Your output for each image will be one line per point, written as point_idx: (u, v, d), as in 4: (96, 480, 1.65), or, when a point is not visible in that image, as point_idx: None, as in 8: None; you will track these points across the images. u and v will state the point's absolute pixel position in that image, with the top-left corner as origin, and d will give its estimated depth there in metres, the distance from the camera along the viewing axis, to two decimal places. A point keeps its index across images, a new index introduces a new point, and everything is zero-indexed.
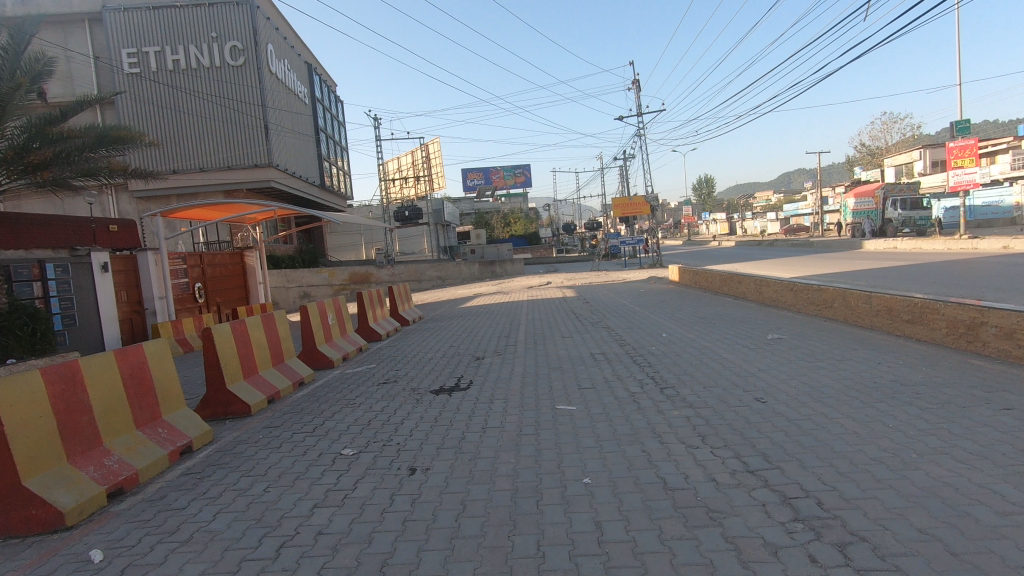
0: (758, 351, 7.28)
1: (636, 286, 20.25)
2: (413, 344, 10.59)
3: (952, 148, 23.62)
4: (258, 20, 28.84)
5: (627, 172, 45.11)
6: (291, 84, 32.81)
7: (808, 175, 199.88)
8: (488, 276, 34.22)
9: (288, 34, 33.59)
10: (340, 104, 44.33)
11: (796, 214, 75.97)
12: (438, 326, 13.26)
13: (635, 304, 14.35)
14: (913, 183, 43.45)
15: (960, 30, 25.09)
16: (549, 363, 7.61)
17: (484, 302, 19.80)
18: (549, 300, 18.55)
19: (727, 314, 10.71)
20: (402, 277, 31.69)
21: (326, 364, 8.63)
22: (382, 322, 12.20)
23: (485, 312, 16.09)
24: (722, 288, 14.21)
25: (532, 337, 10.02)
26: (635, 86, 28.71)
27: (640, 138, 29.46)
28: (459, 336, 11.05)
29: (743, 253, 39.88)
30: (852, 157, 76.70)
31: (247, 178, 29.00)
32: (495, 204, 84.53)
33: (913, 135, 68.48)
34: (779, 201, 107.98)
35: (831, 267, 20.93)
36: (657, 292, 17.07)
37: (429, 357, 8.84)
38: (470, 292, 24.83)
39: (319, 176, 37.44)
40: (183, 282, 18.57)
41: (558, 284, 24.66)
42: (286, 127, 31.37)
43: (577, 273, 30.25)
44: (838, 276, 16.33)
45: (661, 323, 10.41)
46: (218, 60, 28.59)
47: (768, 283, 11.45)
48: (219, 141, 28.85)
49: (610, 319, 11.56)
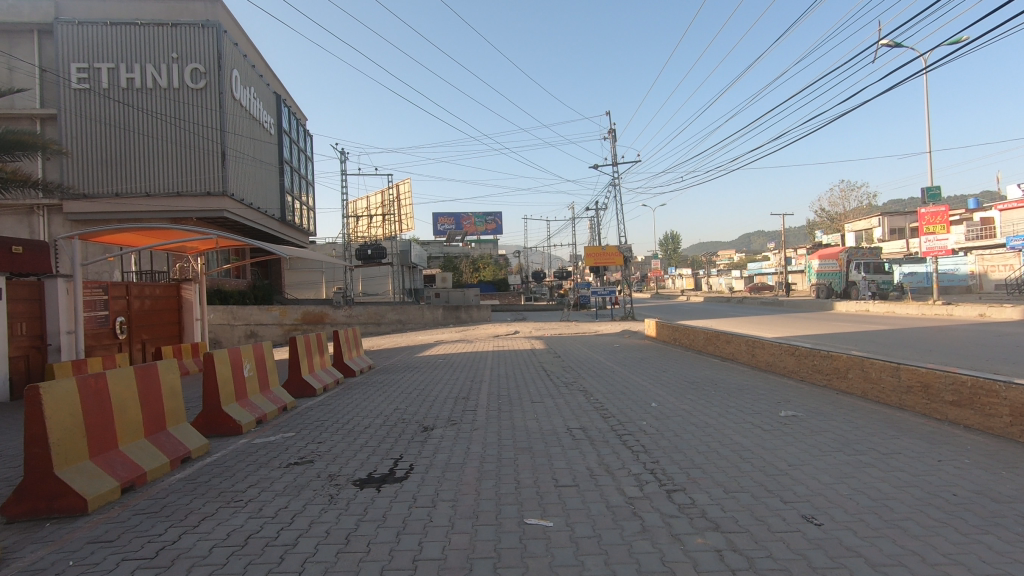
0: (776, 434, 5.84)
1: (611, 340, 18.96)
2: (353, 403, 8.71)
3: (924, 214, 23.58)
4: (224, 44, 27.60)
5: (599, 223, 44.88)
6: (256, 112, 31.39)
7: (769, 237, 207.68)
8: (453, 322, 32.48)
9: (258, 63, 32.44)
10: (309, 137, 42.98)
11: (760, 273, 77.55)
12: (390, 379, 11.41)
13: (611, 361, 12.93)
14: (874, 248, 44.46)
15: (928, 100, 25.63)
16: (517, 441, 5.96)
17: (444, 351, 18.08)
18: (517, 352, 16.97)
19: (720, 380, 9.33)
20: (361, 319, 29.74)
21: (231, 429, 6.77)
22: (321, 374, 10.39)
23: (445, 363, 14.33)
24: (707, 347, 12.95)
25: (497, 401, 8.34)
26: (611, 136, 28.33)
27: (615, 187, 29.08)
28: (411, 395, 9.25)
29: (714, 309, 39.48)
30: (813, 221, 79.39)
31: (198, 206, 27.10)
32: (465, 249, 83.74)
33: (869, 204, 71.49)
34: (742, 261, 110.91)
35: (810, 328, 20.12)
36: (635, 348, 15.76)
37: (367, 423, 7.03)
38: (430, 339, 23.02)
39: (280, 209, 35.64)
40: (101, 315, 16.34)
41: (525, 334, 23.17)
42: (246, 155, 29.75)
43: (547, 323, 28.95)
44: (824, 340, 15.33)
45: (647, 388, 8.94)
46: (177, 82, 27.06)
47: (763, 345, 10.21)
48: (171, 167, 27.03)
49: (586, 380, 10.03)
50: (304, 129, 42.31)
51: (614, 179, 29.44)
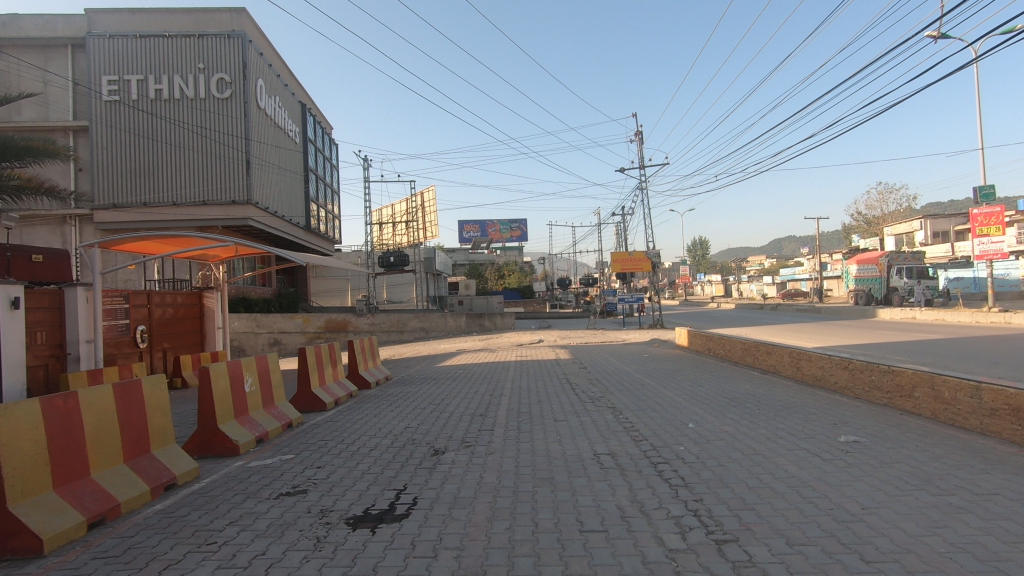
0: (837, 466, 5.02)
1: (640, 349, 18.09)
2: (363, 420, 8.14)
3: (976, 215, 22.05)
4: (249, 54, 27.78)
5: (626, 228, 43.88)
6: (281, 121, 31.55)
7: (802, 242, 202.23)
8: (476, 330, 31.91)
9: (283, 72, 32.67)
10: (335, 146, 43.17)
11: (794, 280, 75.09)
12: (406, 392, 10.81)
13: (641, 373, 12.12)
14: (918, 252, 42.36)
15: (979, 93, 24.09)
16: (538, 471, 5.24)
17: (466, 361, 17.48)
18: (541, 362, 16.26)
19: (764, 397, 8.47)
20: (383, 327, 29.42)
21: (228, 450, 6.23)
22: (333, 387, 9.87)
23: (465, 373, 13.72)
24: (745, 359, 12.03)
25: (517, 419, 7.65)
26: (638, 138, 27.49)
27: (643, 191, 28.20)
28: (425, 410, 8.63)
29: (747, 316, 38.05)
30: (849, 225, 76.58)
31: (224, 215, 27.21)
32: (491, 256, 83.40)
33: (909, 206, 68.61)
34: (774, 267, 107.91)
35: (855, 337, 18.83)
36: (666, 358, 14.91)
37: (373, 445, 6.42)
38: (452, 348, 22.47)
39: (305, 216, 35.73)
40: (121, 324, 16.26)
41: (550, 343, 22.42)
42: (270, 164, 29.82)
43: (573, 331, 28.12)
44: (872, 350, 14.18)
45: (682, 405, 8.15)
46: (203, 92, 27.32)
47: (811, 357, 9.30)
48: (197, 176, 27.23)
49: (615, 395, 9.28)
50: (330, 138, 42.52)
51: (641, 183, 28.57)
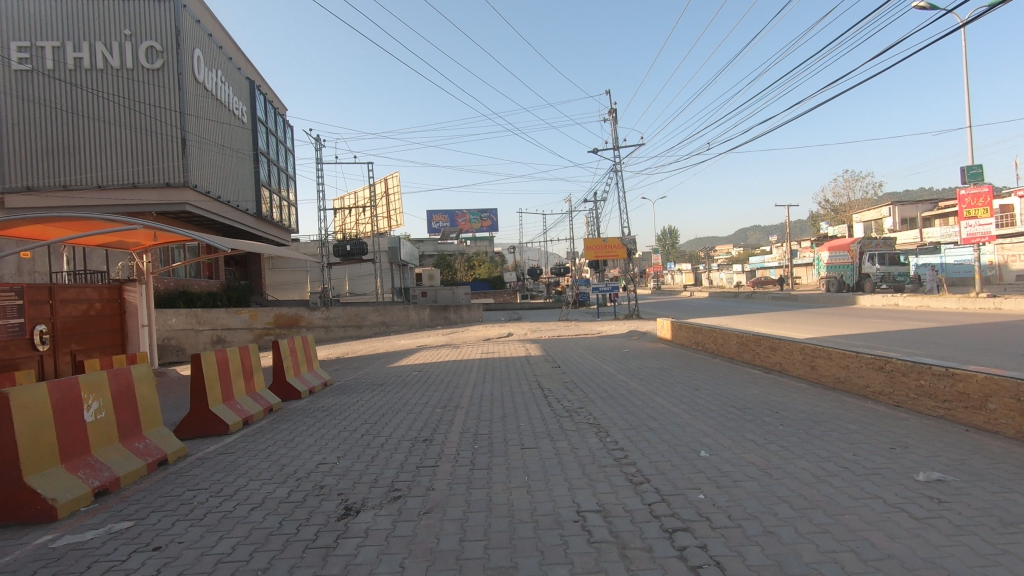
0: (945, 531, 3.33)
1: (618, 343, 16.44)
2: (271, 448, 6.12)
3: (964, 197, 21.05)
4: (183, 20, 24.91)
5: (598, 215, 42.42)
6: (223, 97, 28.70)
7: (769, 232, 205.42)
8: (441, 324, 29.91)
9: (226, 44, 29.81)
10: (289, 128, 40.25)
11: (763, 268, 75.12)
12: (345, 404, 8.77)
13: (623, 373, 10.38)
14: (888, 238, 42.18)
15: (965, 71, 23.14)
16: (493, 553, 3.35)
17: (426, 359, 15.55)
18: (510, 359, 14.46)
19: (781, 407, 6.80)
20: (340, 321, 27.17)
21: (39, 515, 4.21)
22: (243, 401, 7.80)
23: (420, 376, 11.74)
24: (743, 356, 10.45)
25: (473, 444, 5.76)
26: (611, 117, 25.88)
27: (617, 173, 26.64)
28: (357, 431, 6.65)
29: (722, 305, 37.11)
30: (817, 213, 77.02)
31: (158, 200, 24.49)
32: (460, 246, 81.10)
33: (875, 194, 69.25)
34: (741, 255, 108.68)
35: (845, 326, 17.54)
36: (649, 353, 13.31)
37: (261, 498, 4.44)
38: (412, 344, 20.48)
39: (255, 202, 33.00)
40: (14, 324, 13.72)
41: (519, 337, 20.61)
42: (212, 143, 27.09)
43: (544, 322, 26.45)
44: (874, 342, 12.83)
45: (683, 419, 6.41)
46: (130, 62, 24.40)
47: (830, 354, 7.72)
48: (125, 155, 24.41)
49: (598, 406, 7.48)
50: (284, 118, 39.56)
51: (615, 165, 26.91)
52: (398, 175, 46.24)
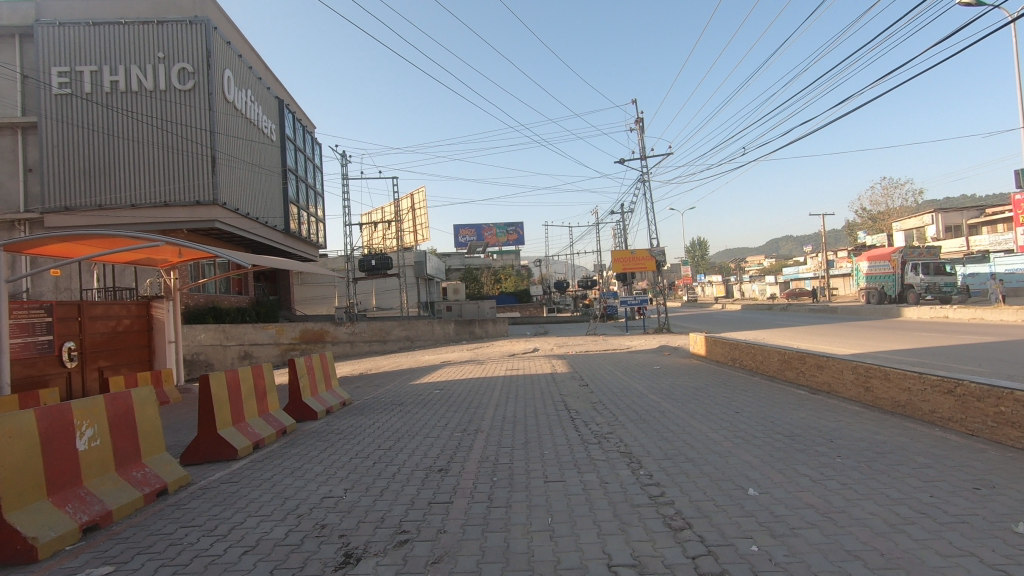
0: None
1: (648, 359, 15.74)
2: (276, 476, 5.71)
3: (1019, 201, 19.74)
4: (214, 41, 25.45)
5: (625, 227, 41.71)
6: (252, 116, 29.19)
7: (803, 242, 200.27)
8: (466, 338, 29.54)
9: (256, 64, 30.40)
10: (318, 146, 40.84)
11: (797, 279, 72.83)
12: (360, 425, 8.35)
13: (655, 392, 9.75)
14: (932, 247, 40.27)
15: (1017, 68, 21.89)
16: None
17: (449, 376, 15.13)
18: (536, 376, 13.92)
19: (834, 434, 6.12)
20: (365, 336, 27.04)
21: (16, 555, 3.85)
22: (255, 423, 7.45)
23: (442, 394, 11.30)
24: (785, 374, 9.70)
25: (491, 477, 5.23)
26: (638, 127, 25.34)
27: (645, 183, 26.02)
28: (369, 458, 6.20)
29: (757, 318, 35.81)
30: (853, 222, 74.51)
31: (188, 217, 24.88)
32: (487, 260, 81.03)
33: (916, 201, 66.64)
34: (774, 266, 105.91)
35: (892, 341, 16.48)
36: (683, 370, 12.60)
37: (256, 540, 4.01)
38: (437, 359, 20.14)
39: (283, 219, 33.39)
40: (42, 341, 13.83)
41: (546, 352, 20.06)
42: (241, 161, 27.50)
43: (571, 337, 25.83)
44: (929, 359, 11.87)
45: (725, 448, 5.79)
46: (163, 83, 24.99)
47: (888, 375, 6.98)
48: (157, 174, 24.93)
49: (629, 431, 6.90)
50: (312, 136, 40.15)
51: (642, 175, 26.29)
52: (424, 190, 46.43)
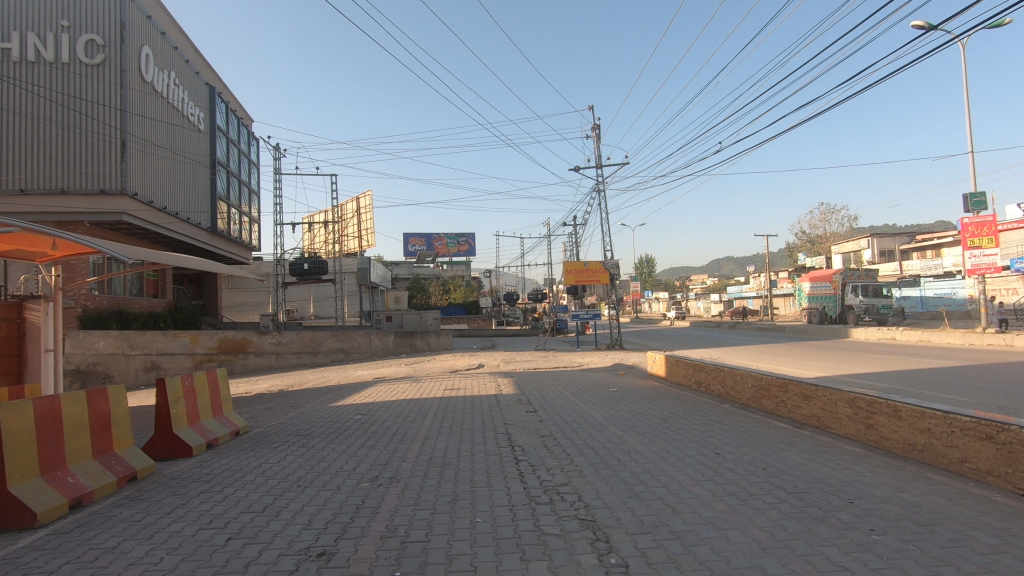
0: None
1: (602, 379, 14.38)
2: (64, 567, 3.71)
3: (967, 225, 19.79)
4: (130, 13, 22.69)
5: (578, 240, 40.77)
6: (176, 100, 26.35)
7: (744, 263, 207.83)
8: (406, 351, 27.42)
9: (183, 44, 27.65)
10: (255, 141, 37.93)
11: (740, 297, 74.39)
12: (241, 468, 6.33)
13: (615, 423, 8.25)
14: (870, 270, 41.43)
15: (966, 96, 22.16)
16: None
17: (380, 395, 13.25)
18: (477, 397, 12.25)
19: (848, 491, 4.76)
20: (293, 347, 24.59)
21: None
22: (81, 470, 5.40)
23: (362, 420, 9.40)
24: (762, 404, 8.45)
25: (392, 572, 3.48)
26: (594, 133, 24.35)
27: (600, 192, 25.05)
28: (225, 531, 4.26)
29: (706, 335, 35.49)
30: (793, 244, 77.09)
31: (90, 208, 21.86)
32: (436, 269, 78.79)
33: (851, 227, 69.62)
34: (717, 284, 108.82)
35: (850, 363, 15.79)
36: (641, 394, 11.29)
37: None
38: (370, 374, 18.11)
39: (210, 215, 30.41)
40: None
41: (491, 369, 18.39)
42: (159, 148, 24.62)
43: (519, 352, 24.34)
44: (902, 385, 10.99)
45: (719, 514, 4.32)
46: (67, 55, 22.01)
47: (898, 412, 5.75)
48: (54, 156, 21.86)
49: (589, 482, 5.31)
50: (249, 130, 37.28)
51: (597, 185, 25.17)
52: (371, 195, 44.14)
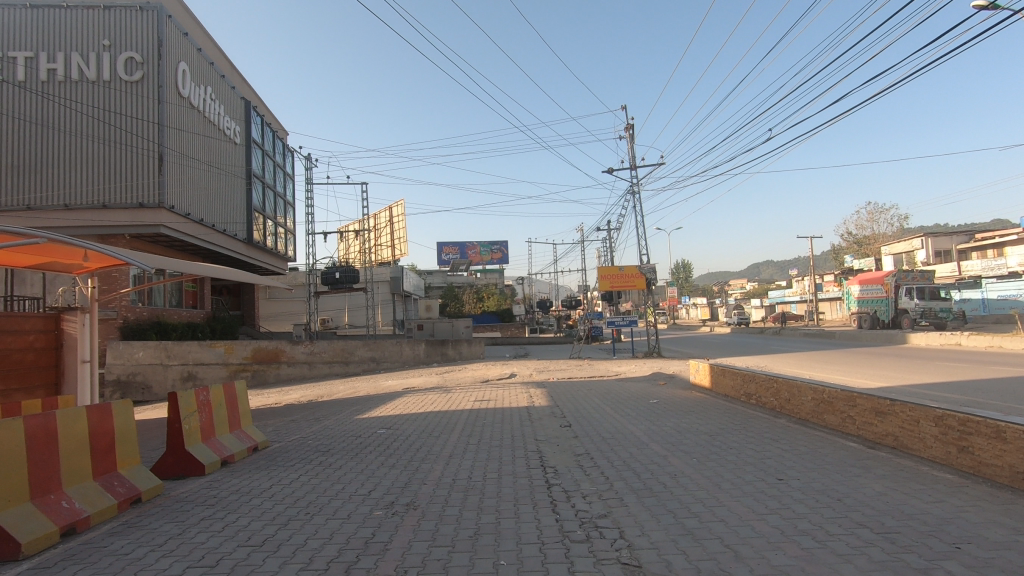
0: None
1: (641, 390, 13.54)
2: None
3: None
4: (167, 30, 23.21)
5: (612, 245, 39.79)
6: (212, 114, 26.84)
7: (785, 266, 201.27)
8: (438, 360, 27.05)
9: (219, 59, 28.23)
10: (290, 153, 38.52)
11: (783, 302, 71.65)
12: (251, 490, 5.84)
13: (658, 440, 7.47)
14: (925, 271, 38.97)
15: None
16: None
17: (408, 406, 12.76)
18: (509, 409, 11.61)
19: (953, 532, 3.92)
20: (325, 356, 24.51)
21: None
22: (78, 493, 5.00)
23: (386, 435, 8.87)
24: (825, 420, 7.55)
25: None
26: (628, 134, 23.57)
27: (635, 194, 24.18)
28: (215, 572, 3.74)
29: (749, 342, 33.94)
30: (839, 246, 73.89)
31: (130, 221, 22.31)
32: (470, 278, 78.69)
33: (901, 227, 66.25)
34: (758, 289, 105.40)
35: (914, 372, 14.49)
36: (684, 407, 10.43)
37: None
38: (400, 384, 17.72)
39: (246, 226, 30.84)
40: None
41: (524, 378, 17.75)
42: (196, 161, 25.08)
43: (553, 360, 23.60)
44: (981, 397, 9.80)
45: (795, 562, 3.55)
46: (108, 73, 22.62)
47: (1000, 433, 4.84)
48: (96, 172, 22.45)
49: (633, 514, 4.60)
50: (284, 143, 37.92)
51: (631, 188, 24.30)
52: (403, 204, 44.26)
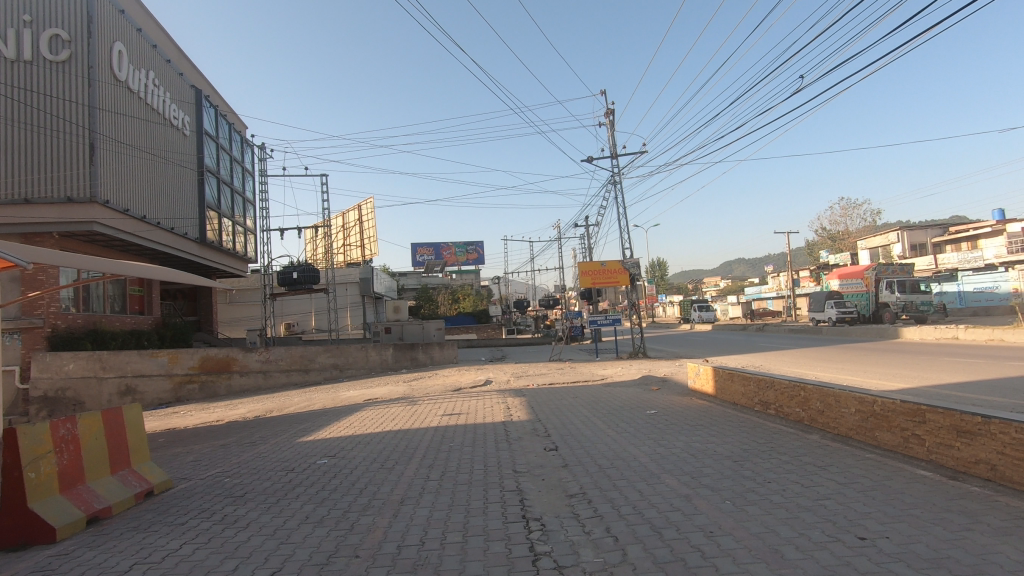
0: None
1: (631, 396, 11.96)
2: None
3: None
4: (98, 5, 20.83)
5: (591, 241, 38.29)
6: (155, 101, 24.44)
7: (758, 264, 203.41)
8: (407, 366, 25.15)
9: (163, 42, 25.83)
10: (248, 147, 36.10)
11: (760, 298, 71.38)
12: None
13: (670, 472, 5.82)
14: (904, 264, 38.46)
15: None
16: None
17: (365, 423, 10.94)
18: (481, 425, 9.88)
19: None
20: (282, 364, 22.41)
21: None
22: None
23: (327, 468, 7.02)
24: (877, 439, 6.04)
25: None
26: (609, 119, 22.09)
27: (617, 183, 22.68)
28: None
29: (732, 339, 32.80)
30: (813, 242, 74.16)
31: (57, 217, 19.88)
32: (445, 278, 76.39)
33: (875, 221, 66.56)
34: (733, 286, 105.65)
35: (926, 370, 13.17)
36: (687, 418, 8.86)
37: None
38: (362, 395, 15.79)
39: (199, 224, 28.47)
40: None
41: (499, 385, 16.00)
42: (136, 151, 22.78)
43: (531, 364, 21.89)
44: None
45: None
46: (29, 52, 20.13)
47: None
48: (17, 161, 19.92)
49: None
50: (242, 136, 35.49)
51: (613, 177, 22.81)
52: (372, 202, 42.09)
